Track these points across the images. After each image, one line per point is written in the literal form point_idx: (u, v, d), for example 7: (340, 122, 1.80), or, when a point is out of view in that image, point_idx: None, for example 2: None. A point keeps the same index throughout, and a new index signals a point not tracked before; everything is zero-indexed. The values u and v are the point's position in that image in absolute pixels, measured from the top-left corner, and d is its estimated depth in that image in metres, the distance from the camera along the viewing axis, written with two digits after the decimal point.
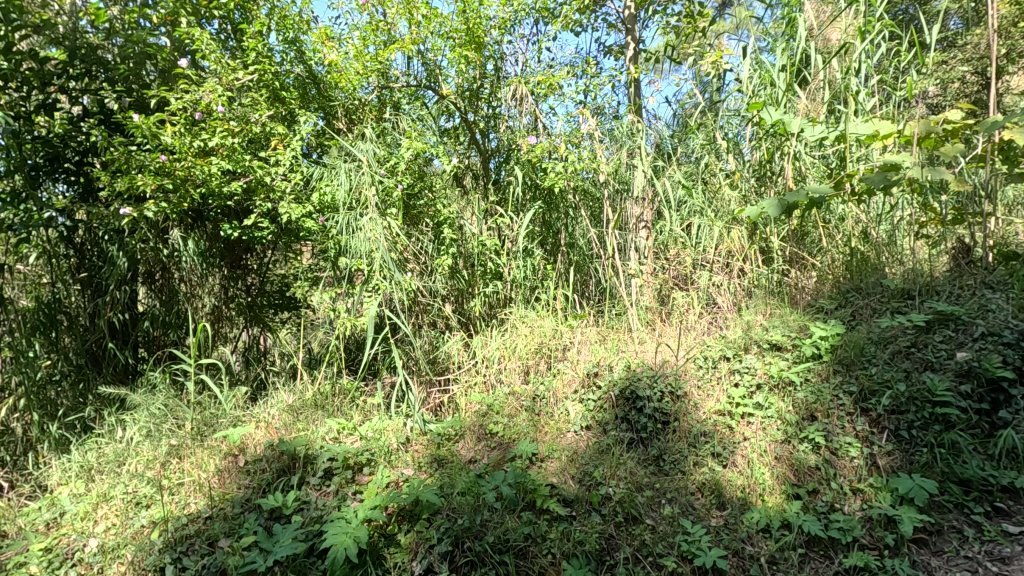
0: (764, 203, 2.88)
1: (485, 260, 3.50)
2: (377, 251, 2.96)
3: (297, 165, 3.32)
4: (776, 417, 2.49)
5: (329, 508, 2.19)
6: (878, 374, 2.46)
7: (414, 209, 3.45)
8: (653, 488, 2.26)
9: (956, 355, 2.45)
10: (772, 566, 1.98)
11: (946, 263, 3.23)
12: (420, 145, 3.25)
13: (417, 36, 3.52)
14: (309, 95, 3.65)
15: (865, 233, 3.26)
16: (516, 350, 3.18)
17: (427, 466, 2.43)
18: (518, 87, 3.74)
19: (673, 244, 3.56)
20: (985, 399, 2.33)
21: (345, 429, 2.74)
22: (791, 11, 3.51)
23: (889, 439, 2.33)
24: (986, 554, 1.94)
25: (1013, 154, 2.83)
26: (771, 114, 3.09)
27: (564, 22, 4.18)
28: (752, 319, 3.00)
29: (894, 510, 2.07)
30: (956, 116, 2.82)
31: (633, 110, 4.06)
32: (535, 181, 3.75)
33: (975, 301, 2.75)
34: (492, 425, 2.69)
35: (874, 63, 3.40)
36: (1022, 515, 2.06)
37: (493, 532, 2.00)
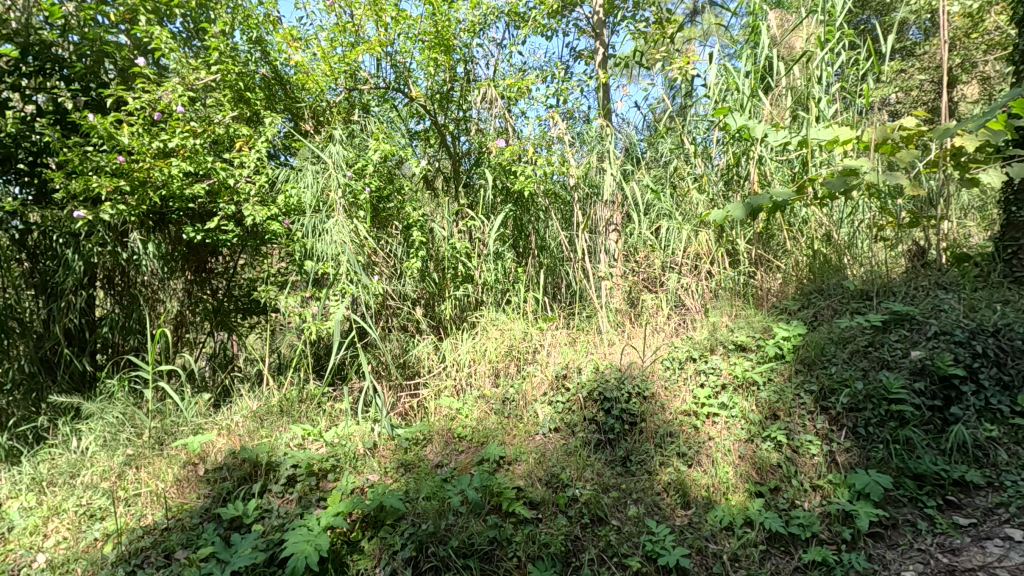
0: (729, 208, 2.95)
1: (455, 263, 3.49)
2: (343, 254, 2.92)
3: (262, 166, 3.27)
4: (739, 417, 2.53)
5: (291, 516, 2.15)
6: (837, 373, 2.52)
7: (383, 212, 3.44)
8: (619, 489, 2.29)
9: (910, 354, 2.53)
10: (734, 563, 2.00)
11: (903, 265, 3.36)
12: (388, 148, 3.25)
13: (386, 39, 3.50)
14: (275, 96, 3.60)
15: (827, 236, 3.39)
16: (486, 353, 3.18)
17: (394, 472, 2.41)
18: (488, 90, 3.74)
19: (642, 247, 3.60)
20: (938, 396, 2.43)
21: (310, 435, 2.69)
22: (755, 19, 3.57)
23: (848, 437, 2.39)
24: (938, 546, 2.00)
25: (965, 160, 2.92)
26: (736, 120, 3.15)
27: (534, 25, 4.20)
28: (718, 320, 3.08)
29: (851, 505, 2.12)
30: (912, 123, 2.90)
31: (603, 114, 4.11)
32: (506, 184, 3.76)
33: (928, 301, 2.87)
34: (460, 430, 2.69)
35: (834, 72, 3.51)
36: (972, 508, 2.14)
37: (458, 536, 1.99)
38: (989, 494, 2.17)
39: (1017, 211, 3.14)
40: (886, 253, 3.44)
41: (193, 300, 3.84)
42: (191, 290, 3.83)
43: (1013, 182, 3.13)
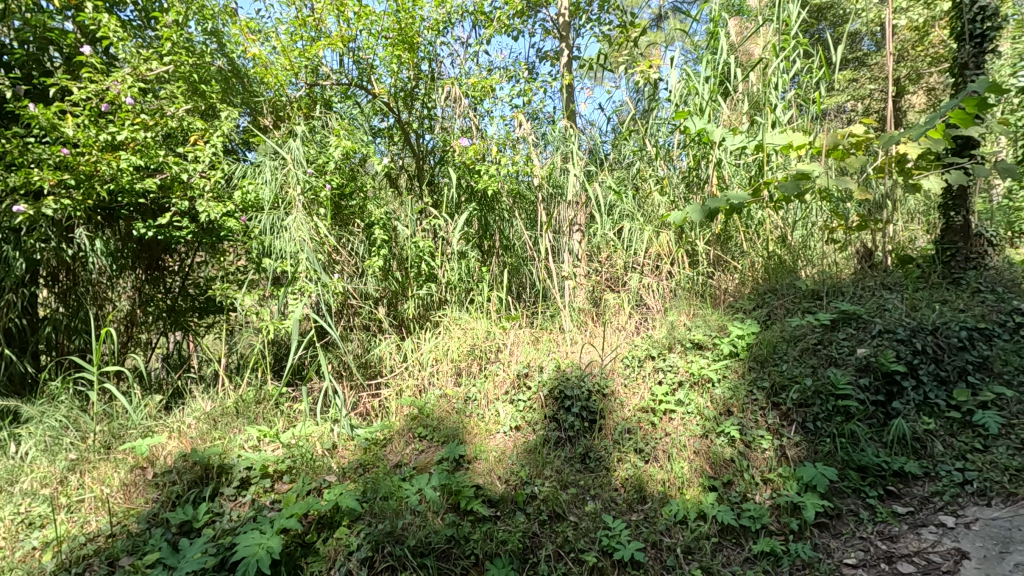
0: (688, 209, 3.02)
1: (419, 262, 3.47)
2: (302, 252, 2.87)
3: (217, 161, 3.18)
4: (696, 413, 2.59)
5: (243, 519, 2.11)
6: (788, 369, 2.62)
7: (345, 209, 3.41)
8: (578, 486, 2.32)
9: (857, 351, 2.65)
10: (688, 555, 2.04)
11: (852, 266, 3.52)
12: (350, 145, 3.19)
13: (348, 34, 3.45)
14: (233, 89, 3.57)
15: (782, 237, 3.50)
16: (448, 353, 3.17)
17: (352, 472, 2.38)
18: (451, 89, 3.70)
19: (605, 247, 3.65)
20: (881, 391, 2.55)
21: (266, 436, 2.63)
22: (715, 25, 3.66)
23: (797, 431, 2.47)
24: (878, 534, 2.09)
25: (908, 167, 3.07)
26: (695, 123, 3.22)
27: (500, 25, 4.20)
28: (676, 320, 3.14)
29: (799, 496, 2.20)
30: (860, 130, 3.03)
31: (567, 115, 4.15)
32: (470, 183, 3.74)
33: (874, 301, 3.03)
34: (421, 429, 2.68)
35: (789, 79, 3.63)
36: (910, 497, 2.25)
37: (415, 535, 1.98)
38: (925, 484, 2.29)
39: (955, 216, 3.40)
40: (836, 254, 3.59)
41: (144, 299, 3.70)
42: (142, 289, 3.70)
43: (951, 189, 3.40)
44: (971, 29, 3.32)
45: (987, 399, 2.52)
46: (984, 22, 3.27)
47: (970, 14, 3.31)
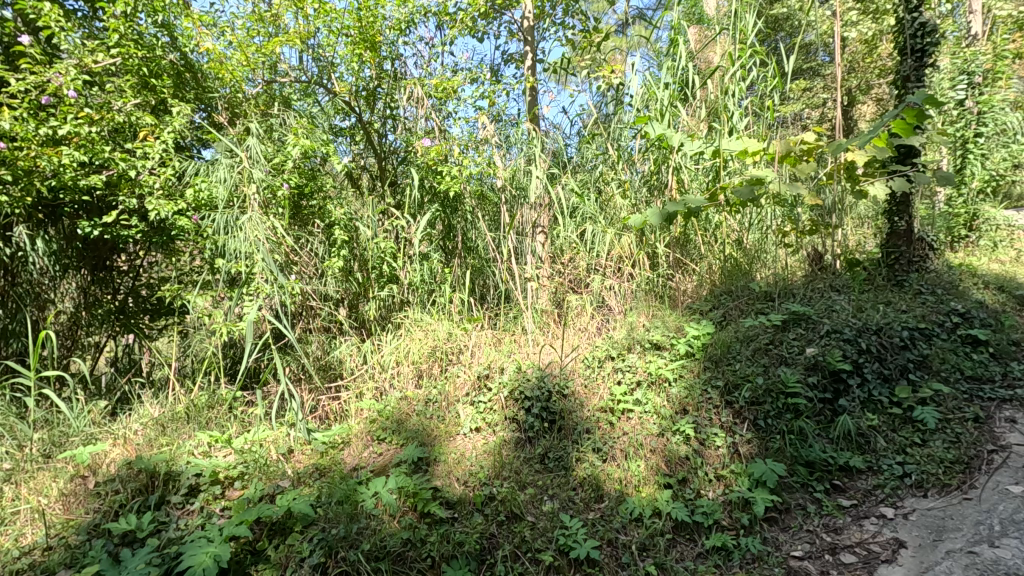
0: (647, 212, 3.08)
1: (380, 263, 3.44)
2: (258, 253, 2.80)
3: (167, 158, 3.10)
4: (653, 412, 2.64)
5: (191, 528, 2.05)
6: (741, 369, 2.70)
7: (304, 209, 3.36)
8: (536, 486, 2.33)
9: (806, 350, 2.76)
10: (643, 552, 2.08)
11: (804, 269, 3.66)
12: (308, 143, 3.13)
13: (307, 31, 3.40)
14: (185, 85, 3.45)
15: (739, 241, 3.59)
16: (409, 354, 3.15)
17: (307, 477, 2.34)
18: (414, 89, 3.66)
19: (568, 248, 3.68)
20: (829, 389, 2.66)
21: (218, 442, 2.57)
22: (675, 32, 3.73)
23: (749, 429, 2.54)
24: (823, 526, 2.17)
25: (856, 174, 3.17)
26: (655, 128, 3.29)
27: (464, 25, 4.20)
28: (635, 320, 3.20)
29: (750, 492, 2.26)
30: (811, 138, 3.12)
31: (531, 118, 4.17)
32: (433, 184, 3.71)
33: (823, 302, 3.16)
34: (379, 432, 2.65)
35: (745, 87, 3.74)
36: (854, 490, 2.35)
37: (370, 539, 1.95)
38: (869, 477, 2.39)
39: (899, 221, 3.57)
40: (789, 257, 3.72)
41: (90, 301, 3.59)
42: (87, 291, 3.56)
43: (896, 196, 3.56)
44: (912, 44, 3.49)
45: (925, 395, 2.66)
46: (924, 37, 3.44)
47: (912, 29, 3.48)
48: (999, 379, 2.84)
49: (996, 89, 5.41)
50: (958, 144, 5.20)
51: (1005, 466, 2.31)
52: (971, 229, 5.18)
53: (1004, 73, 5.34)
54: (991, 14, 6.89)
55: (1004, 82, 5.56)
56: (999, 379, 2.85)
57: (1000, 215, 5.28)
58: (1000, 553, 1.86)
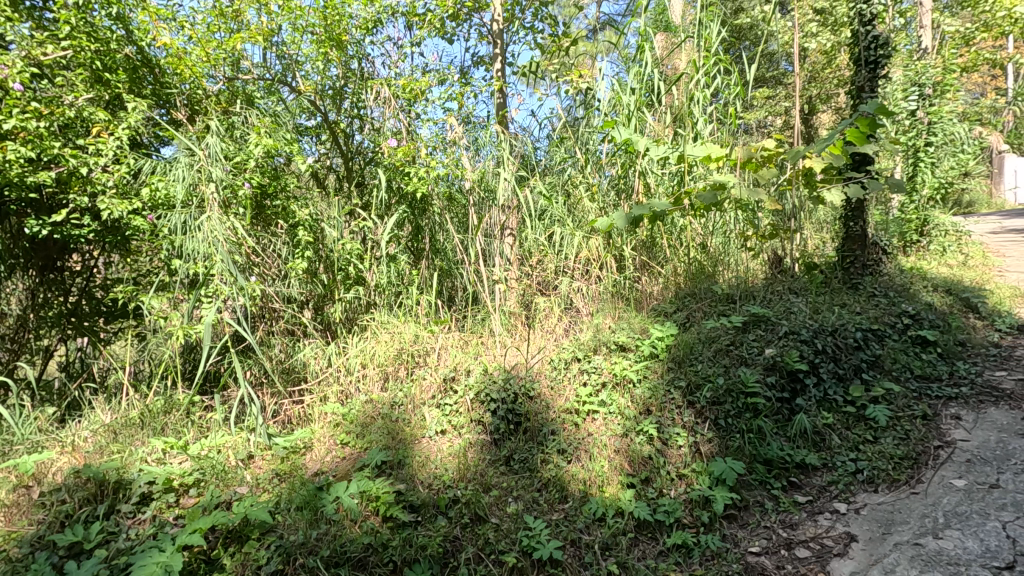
0: (613, 215, 3.11)
1: (346, 265, 3.40)
2: (216, 253, 2.73)
3: (121, 155, 2.99)
4: (617, 413, 2.67)
5: (142, 538, 1.98)
6: (702, 370, 2.76)
7: (268, 209, 3.28)
8: (500, 488, 2.34)
9: (764, 351, 2.84)
10: (605, 551, 2.10)
11: (765, 272, 3.76)
12: (271, 142, 3.05)
13: (270, 28, 3.35)
14: (142, 80, 3.31)
15: (703, 244, 3.67)
16: (375, 357, 3.12)
17: (266, 482, 2.30)
18: (381, 89, 3.63)
19: (536, 251, 3.69)
20: (786, 388, 2.74)
21: (173, 448, 2.51)
22: (641, 38, 3.78)
23: (710, 428, 2.60)
24: (779, 522, 2.23)
25: (814, 179, 3.26)
26: (620, 133, 3.32)
27: (432, 26, 4.19)
28: (601, 323, 3.25)
29: (710, 490, 2.32)
30: (770, 144, 3.20)
31: (500, 120, 4.18)
32: (400, 185, 3.68)
33: (781, 304, 3.26)
34: (343, 436, 2.63)
35: (709, 94, 3.82)
36: (810, 486, 2.41)
37: (329, 545, 1.92)
38: (824, 474, 2.46)
39: (854, 226, 3.71)
40: (751, 261, 3.82)
41: (40, 302, 3.47)
42: (37, 291, 3.46)
43: (851, 201, 3.69)
44: (866, 56, 3.63)
45: (877, 393, 2.76)
46: (877, 50, 3.58)
47: (866, 41, 3.61)
48: (945, 377, 2.98)
49: (944, 101, 5.67)
50: (910, 152, 5.42)
51: (950, 460, 2.41)
52: (922, 234, 5.42)
53: (952, 85, 5.59)
54: (941, 29, 7.22)
55: (953, 95, 5.83)
56: (946, 377, 2.98)
57: (949, 221, 5.54)
58: (943, 544, 1.95)
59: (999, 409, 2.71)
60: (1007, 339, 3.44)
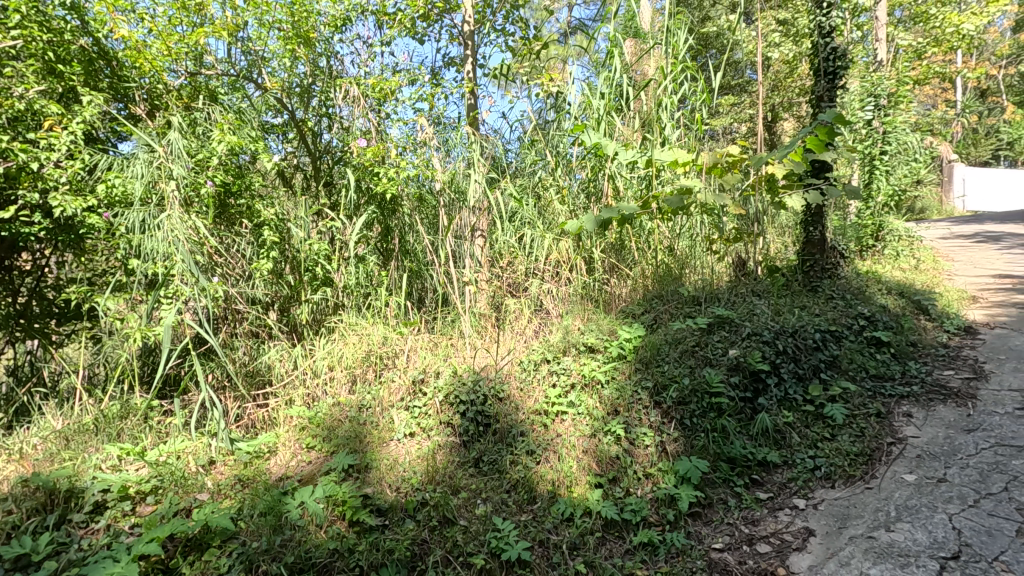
0: (583, 218, 3.14)
1: (314, 266, 3.35)
2: (176, 253, 2.65)
3: (76, 151, 2.86)
4: (585, 414, 2.70)
5: (96, 548, 1.90)
6: (669, 370, 2.81)
7: (231, 208, 3.21)
8: (469, 490, 2.33)
9: (728, 352, 2.91)
10: (573, 551, 2.11)
11: (729, 275, 3.85)
12: (235, 139, 2.98)
13: (235, 23, 3.27)
14: (98, 73, 3.19)
15: (670, 247, 3.73)
16: (342, 359, 3.08)
17: (228, 488, 2.25)
18: (350, 88, 3.58)
19: (507, 252, 3.70)
20: (749, 388, 2.82)
21: (129, 454, 2.43)
22: (611, 44, 3.83)
23: (676, 427, 2.64)
24: (742, 519, 2.29)
25: (776, 186, 3.36)
26: (590, 137, 3.36)
27: (403, 26, 4.16)
28: (570, 324, 3.27)
29: (675, 489, 2.36)
30: (735, 151, 3.28)
31: (470, 122, 4.17)
32: (369, 186, 3.64)
33: (745, 306, 3.35)
34: (309, 440, 2.61)
35: (676, 100, 3.90)
36: (771, 483, 2.48)
37: (294, 551, 1.89)
38: (784, 471, 2.54)
39: (814, 231, 3.85)
40: (716, 263, 3.91)
41: None
42: None
43: (811, 207, 3.82)
44: (825, 66, 3.76)
45: (835, 392, 2.86)
46: (836, 61, 3.71)
47: (825, 53, 3.74)
48: (898, 377, 3.11)
49: (898, 112, 5.93)
50: (866, 160, 5.63)
51: (902, 456, 2.51)
52: (877, 239, 5.64)
53: (906, 96, 5.84)
54: (895, 43, 7.56)
55: (906, 106, 6.08)
56: (898, 376, 3.11)
57: (902, 227, 5.78)
58: (894, 536, 2.03)
59: (947, 406, 2.84)
60: (955, 340, 3.61)
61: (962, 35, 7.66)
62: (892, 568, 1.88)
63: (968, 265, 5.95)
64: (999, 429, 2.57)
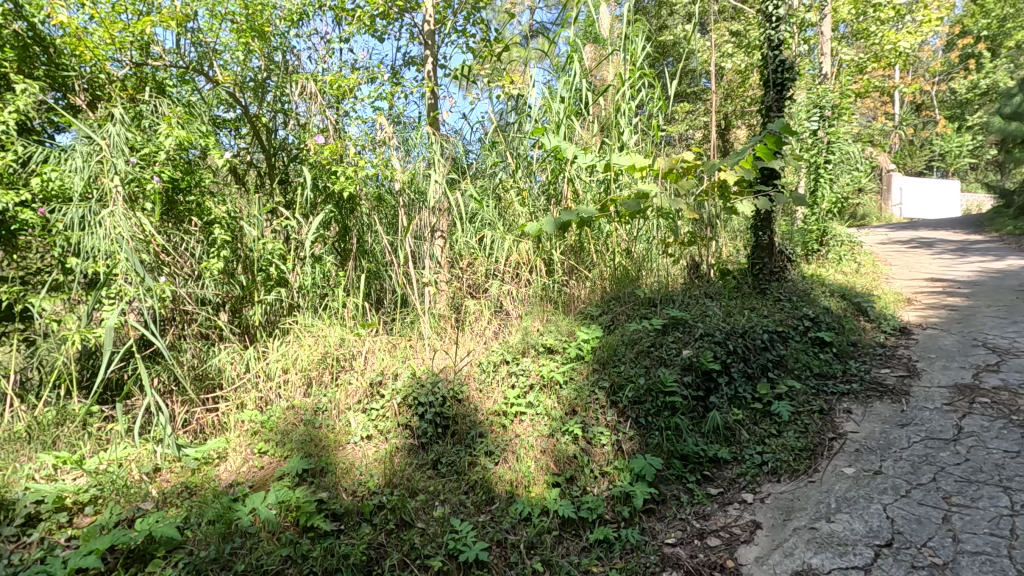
0: (543, 220, 3.17)
1: (268, 266, 3.28)
2: (120, 251, 2.53)
3: (7, 141, 2.68)
4: (544, 414, 2.73)
5: (28, 562, 1.80)
6: (625, 370, 2.88)
7: (180, 205, 3.08)
8: (427, 492, 2.32)
9: (682, 352, 3.01)
10: (531, 550, 2.13)
11: (684, 277, 3.97)
12: (184, 134, 2.86)
13: (185, 13, 3.15)
14: (34, 60, 3.00)
15: (627, 250, 3.81)
16: (298, 362, 3.02)
17: (174, 497, 2.17)
18: (307, 84, 3.51)
19: (467, 253, 3.70)
20: (701, 387, 2.91)
21: (65, 463, 2.32)
22: (571, 48, 3.89)
23: (632, 426, 2.71)
24: (693, 514, 2.36)
25: (727, 191, 3.49)
26: (550, 140, 3.40)
27: (362, 23, 4.11)
28: (530, 326, 3.31)
29: (630, 486, 2.41)
30: (689, 157, 3.40)
31: (431, 122, 4.14)
32: (326, 184, 3.57)
33: (698, 308, 3.47)
34: (261, 445, 2.54)
35: (634, 106, 4.00)
36: (721, 479, 2.57)
37: (244, 559, 1.83)
38: (733, 467, 2.63)
39: (762, 235, 4.01)
40: (671, 266, 4.02)
41: None
42: None
43: (760, 212, 3.99)
44: (774, 78, 3.93)
45: (781, 391, 2.99)
46: (784, 73, 3.88)
47: (774, 65, 3.91)
48: (839, 375, 3.28)
49: (841, 123, 6.24)
50: (812, 168, 5.89)
51: (842, 450, 2.64)
52: (822, 243, 5.91)
53: (848, 108, 6.16)
54: (839, 57, 7.97)
55: (848, 117, 6.41)
56: (840, 375, 3.28)
57: (845, 232, 6.09)
58: (834, 527, 2.14)
59: (883, 403, 3.00)
60: (891, 340, 3.83)
61: (899, 53, 8.15)
62: (831, 557, 1.98)
63: (904, 269, 6.29)
64: (929, 423, 2.74)
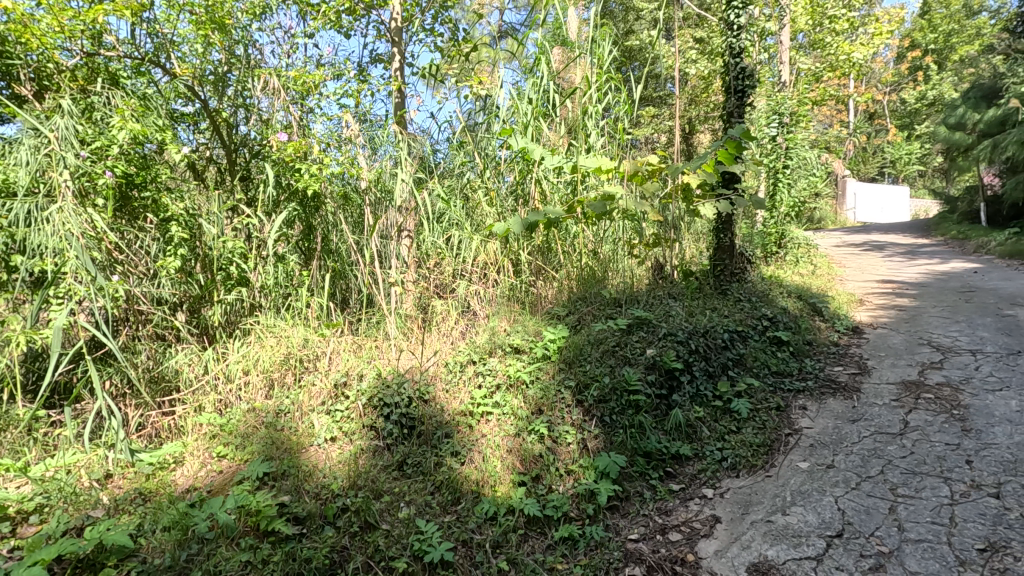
0: (510, 220, 3.18)
1: (227, 265, 3.18)
2: (69, 247, 2.45)
3: None
4: (510, 414, 2.74)
5: None
6: (590, 370, 2.92)
7: (134, 201, 2.95)
8: (393, 493, 2.30)
9: (646, 351, 3.07)
10: (496, 549, 2.14)
11: (648, 278, 4.04)
12: (139, 127, 2.70)
13: (140, 2, 3.04)
14: None
15: (593, 251, 3.86)
16: (259, 363, 2.95)
17: (126, 503, 2.10)
18: (269, 79, 3.44)
19: (434, 253, 3.68)
20: (665, 385, 2.97)
21: (7, 471, 2.24)
22: (538, 50, 3.91)
23: (597, 425, 2.74)
24: (656, 509, 2.41)
25: (691, 194, 3.57)
26: (518, 141, 3.41)
27: (327, 19, 4.04)
28: (497, 326, 3.32)
29: (595, 484, 2.45)
30: (654, 160, 3.46)
31: (398, 120, 4.10)
32: (290, 181, 3.49)
33: (661, 309, 3.54)
34: (220, 449, 2.48)
35: (600, 109, 4.05)
36: (682, 475, 2.64)
37: (201, 566, 1.79)
38: (695, 463, 2.70)
39: (724, 237, 4.12)
40: (636, 267, 4.10)
41: None
42: None
43: (722, 215, 4.09)
44: (735, 85, 4.04)
45: (740, 388, 3.08)
46: (745, 81, 3.99)
47: (735, 72, 4.02)
48: (795, 373, 3.40)
49: (799, 130, 6.46)
50: (771, 173, 6.08)
51: (797, 445, 2.74)
52: (780, 245, 6.12)
53: (805, 116, 6.38)
54: (797, 66, 8.26)
55: (806, 124, 6.64)
56: (796, 373, 3.40)
57: (801, 235, 6.31)
58: (789, 519, 2.21)
59: (836, 399, 3.13)
60: (844, 339, 3.98)
61: (853, 63, 8.48)
62: (786, 549, 2.05)
63: (858, 271, 6.55)
64: (878, 418, 2.87)
